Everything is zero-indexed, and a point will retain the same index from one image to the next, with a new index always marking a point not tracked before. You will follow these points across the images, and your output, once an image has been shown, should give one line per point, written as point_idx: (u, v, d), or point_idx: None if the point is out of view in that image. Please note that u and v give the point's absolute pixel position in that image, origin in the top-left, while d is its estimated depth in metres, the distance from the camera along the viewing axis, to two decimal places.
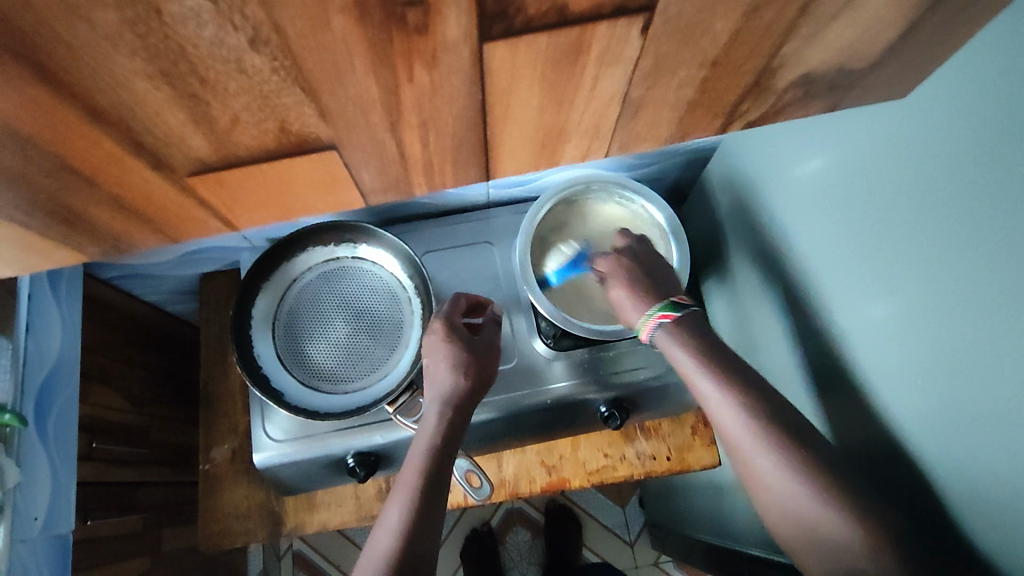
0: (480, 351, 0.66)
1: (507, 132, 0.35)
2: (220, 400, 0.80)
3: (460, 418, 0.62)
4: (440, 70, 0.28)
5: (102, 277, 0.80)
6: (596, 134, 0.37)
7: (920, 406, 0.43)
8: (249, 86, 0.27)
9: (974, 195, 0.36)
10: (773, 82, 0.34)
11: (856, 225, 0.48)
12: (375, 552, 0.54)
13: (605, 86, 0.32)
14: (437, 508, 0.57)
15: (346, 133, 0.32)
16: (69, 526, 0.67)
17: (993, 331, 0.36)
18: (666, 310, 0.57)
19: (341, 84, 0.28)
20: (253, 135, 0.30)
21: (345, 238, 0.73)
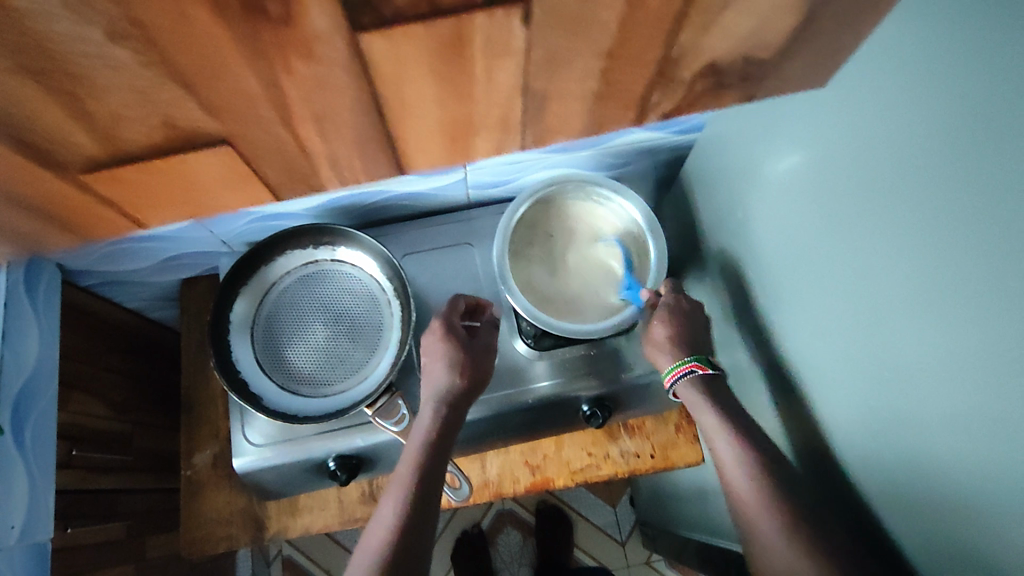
0: (477, 352, 0.67)
1: (412, 125, 0.35)
2: (202, 406, 0.80)
3: (456, 415, 0.64)
4: (323, 63, 0.29)
5: (81, 285, 0.79)
6: (505, 127, 0.38)
7: (886, 400, 0.44)
8: (122, 81, 0.28)
9: (940, 187, 0.37)
10: (676, 72, 0.35)
11: (839, 222, 0.46)
12: (370, 545, 0.55)
13: (502, 78, 0.33)
14: (432, 507, 0.58)
15: (239, 126, 0.32)
16: (48, 534, 0.66)
17: (982, 323, 0.35)
18: (698, 361, 0.62)
19: (223, 78, 0.29)
20: (141, 132, 0.31)
21: (323, 241, 0.73)
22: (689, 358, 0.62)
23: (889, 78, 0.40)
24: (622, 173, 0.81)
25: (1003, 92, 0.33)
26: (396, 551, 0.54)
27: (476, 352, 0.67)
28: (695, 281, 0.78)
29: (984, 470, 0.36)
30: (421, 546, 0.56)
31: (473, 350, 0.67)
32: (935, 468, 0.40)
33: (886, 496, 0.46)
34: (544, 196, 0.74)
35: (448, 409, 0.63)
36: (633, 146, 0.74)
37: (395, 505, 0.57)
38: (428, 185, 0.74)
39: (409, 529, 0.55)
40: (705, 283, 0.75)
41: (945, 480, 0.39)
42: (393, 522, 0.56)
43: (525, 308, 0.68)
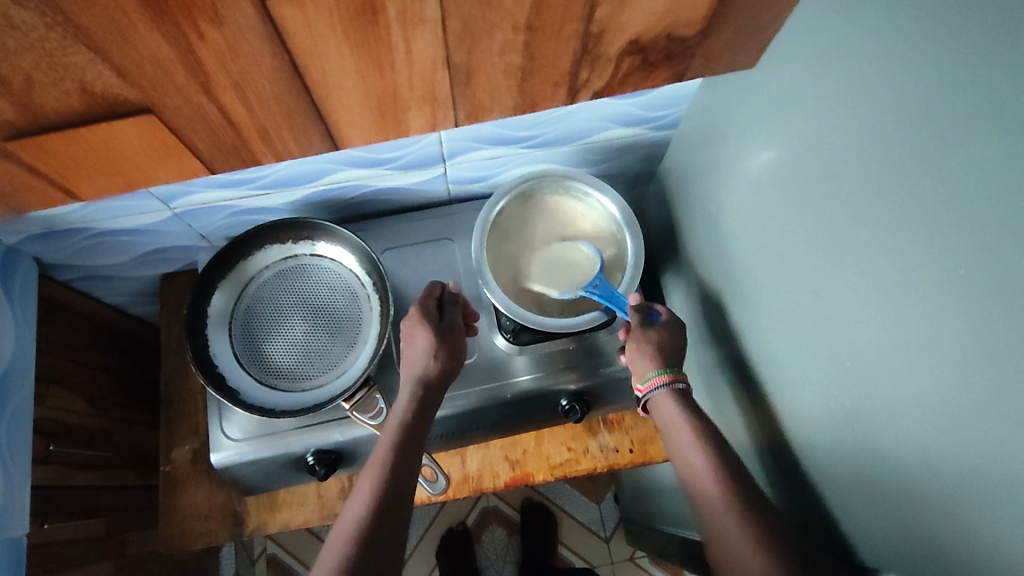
0: (455, 338, 0.67)
1: (336, 96, 0.41)
2: (181, 401, 0.80)
3: (431, 399, 0.64)
4: (230, 28, 0.33)
5: (60, 279, 0.79)
6: (432, 100, 0.45)
7: (846, 392, 0.44)
8: (29, 43, 0.32)
9: (897, 181, 0.37)
10: (601, 47, 0.43)
11: (802, 213, 0.48)
12: (346, 526, 0.56)
13: (419, 48, 0.38)
14: (406, 489, 0.58)
15: (154, 94, 0.37)
16: (24, 528, 0.66)
17: (926, 311, 0.36)
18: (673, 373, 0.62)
19: (130, 43, 0.33)
20: (56, 97, 0.36)
21: (302, 236, 0.73)
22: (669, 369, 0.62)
23: (852, 72, 0.41)
24: (602, 169, 0.82)
25: (950, 86, 0.33)
26: (370, 530, 0.54)
27: (450, 335, 0.66)
28: (672, 278, 0.78)
29: (934, 459, 0.37)
30: (395, 526, 0.56)
31: (449, 338, 0.66)
32: (892, 460, 0.41)
33: (848, 491, 0.46)
34: (523, 191, 0.74)
35: (423, 394, 0.64)
36: (612, 142, 0.75)
37: (369, 486, 0.58)
38: (407, 180, 0.74)
39: (382, 508, 0.56)
40: (682, 280, 0.75)
41: (901, 471, 0.40)
42: (367, 501, 0.57)
43: (503, 303, 0.69)
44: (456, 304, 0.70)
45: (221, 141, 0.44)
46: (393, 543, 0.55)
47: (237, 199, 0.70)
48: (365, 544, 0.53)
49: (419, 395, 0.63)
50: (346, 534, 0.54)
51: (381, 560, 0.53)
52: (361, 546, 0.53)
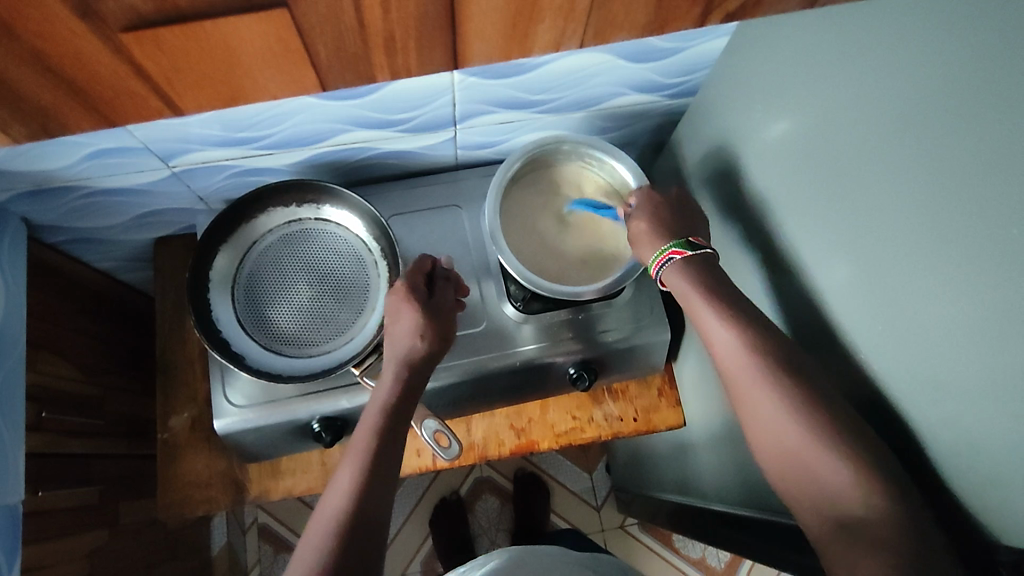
0: (441, 316, 0.65)
1: None
2: (178, 368, 0.78)
3: (415, 380, 0.62)
4: None
5: (48, 241, 0.75)
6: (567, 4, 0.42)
7: (878, 358, 0.44)
8: None
9: (941, 144, 0.37)
10: None
11: (823, 181, 0.48)
12: (327, 512, 0.54)
13: None
14: (389, 476, 0.57)
15: None
16: (19, 496, 0.64)
17: (959, 277, 0.37)
18: (679, 247, 0.59)
19: None
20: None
21: (307, 199, 0.71)
22: (673, 243, 0.59)
23: (898, 35, 0.40)
24: (612, 137, 0.81)
25: (1011, 42, 0.33)
26: (353, 519, 0.53)
27: (439, 313, 0.64)
28: None
29: (974, 420, 0.37)
30: (376, 514, 0.54)
31: (437, 316, 0.64)
32: (924, 422, 0.41)
33: None
34: (536, 157, 0.73)
35: (408, 377, 0.62)
36: (625, 108, 0.73)
37: (349, 474, 0.56)
38: (415, 143, 0.72)
39: (365, 494, 0.54)
40: None
41: (936, 432, 0.41)
42: (350, 490, 0.55)
43: (516, 269, 0.68)
44: (448, 280, 0.68)
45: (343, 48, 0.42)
46: (376, 532, 0.54)
47: (240, 159, 0.68)
48: (347, 535, 0.52)
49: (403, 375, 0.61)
50: (325, 523, 0.53)
51: (362, 552, 0.52)
52: (342, 532, 0.52)
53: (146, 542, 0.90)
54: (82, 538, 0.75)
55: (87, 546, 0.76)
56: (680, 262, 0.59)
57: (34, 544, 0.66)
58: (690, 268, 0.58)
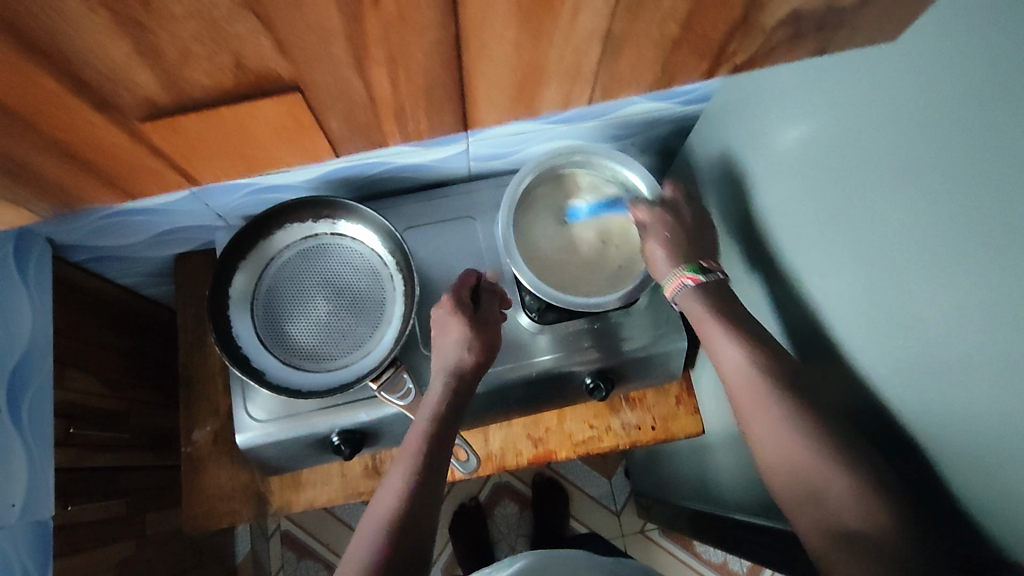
0: (489, 329, 0.66)
1: (483, 68, 0.36)
2: (200, 382, 0.79)
3: (468, 387, 0.64)
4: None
5: (73, 260, 0.77)
6: (575, 74, 0.39)
7: (897, 371, 0.44)
8: (197, 10, 0.27)
9: (958, 152, 0.36)
10: (760, 18, 0.37)
11: (838, 190, 0.47)
12: (379, 510, 0.56)
13: (587, 18, 0.33)
14: (438, 481, 0.58)
15: (306, 67, 0.32)
16: (49, 511, 0.65)
17: (970, 282, 0.36)
18: (691, 271, 0.63)
19: (300, 11, 0.28)
20: (201, 67, 0.31)
21: (323, 214, 0.71)
22: (686, 267, 0.63)
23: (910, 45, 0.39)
24: (624, 144, 0.80)
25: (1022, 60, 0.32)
26: (403, 517, 0.54)
27: (486, 326, 0.65)
28: (699, 254, 0.77)
29: (996, 435, 0.36)
30: (424, 516, 0.55)
31: (485, 327, 0.65)
32: (943, 437, 0.41)
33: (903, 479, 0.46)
34: (550, 167, 0.72)
35: (458, 383, 0.63)
36: (637, 117, 0.73)
37: (402, 475, 0.57)
38: (428, 156, 0.72)
39: (415, 496, 0.56)
40: (709, 257, 0.74)
41: (958, 447, 0.40)
42: (402, 485, 0.57)
43: (531, 282, 0.68)
44: (493, 293, 0.69)
45: (353, 117, 0.39)
46: (425, 534, 0.55)
47: (256, 177, 0.68)
48: (397, 533, 0.53)
49: (452, 384, 0.63)
50: (380, 519, 0.55)
51: (408, 552, 0.53)
52: (392, 532, 0.54)
53: (173, 552, 0.91)
54: (111, 550, 0.77)
55: (117, 557, 0.77)
56: (693, 288, 0.62)
57: (66, 557, 0.68)
58: (703, 290, 0.62)
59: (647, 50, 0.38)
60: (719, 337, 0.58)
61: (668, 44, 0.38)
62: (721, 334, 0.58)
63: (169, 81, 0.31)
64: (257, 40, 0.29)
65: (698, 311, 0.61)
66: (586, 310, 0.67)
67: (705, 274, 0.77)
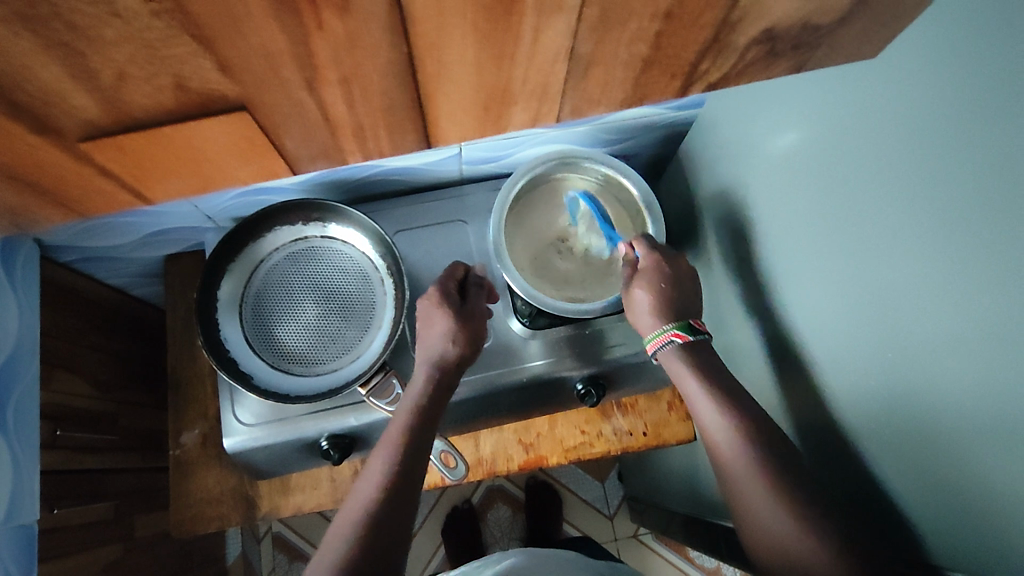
0: (475, 322, 0.65)
1: (444, 89, 0.35)
2: (189, 384, 0.78)
3: (448, 383, 0.63)
4: (353, 19, 0.27)
5: (61, 261, 0.76)
6: (540, 97, 0.37)
7: (883, 382, 0.43)
8: (128, 33, 0.25)
9: (946, 163, 0.35)
10: (731, 38, 0.34)
11: (828, 199, 0.47)
12: (356, 502, 0.55)
13: (545, 41, 0.31)
14: (416, 475, 0.57)
15: (253, 90, 0.31)
16: (34, 515, 0.65)
17: (956, 289, 0.36)
18: (681, 330, 0.60)
19: (240, 33, 0.27)
20: (145, 92, 0.29)
21: (313, 217, 0.71)
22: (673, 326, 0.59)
23: (901, 57, 0.38)
24: (618, 149, 0.80)
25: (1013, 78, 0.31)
26: (377, 513, 0.54)
27: (471, 318, 0.65)
28: (691, 260, 0.77)
29: (980, 444, 0.36)
30: (400, 509, 0.55)
31: (470, 320, 0.65)
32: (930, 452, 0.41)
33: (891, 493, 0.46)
34: (542, 171, 0.72)
35: (440, 378, 0.63)
36: (629, 122, 0.73)
37: (381, 468, 0.57)
38: (419, 160, 0.72)
39: (392, 488, 0.55)
40: (702, 263, 0.74)
41: (946, 461, 0.39)
42: (379, 481, 0.56)
43: (522, 287, 0.67)
44: (481, 288, 0.69)
45: (310, 138, 0.38)
46: (401, 525, 0.54)
47: None
48: (371, 529, 0.52)
49: (435, 379, 0.62)
50: (356, 512, 0.54)
51: (385, 544, 0.52)
52: (368, 524, 0.53)
53: (162, 555, 0.91)
54: (99, 554, 0.76)
55: (104, 561, 0.77)
56: (679, 345, 0.59)
57: (51, 561, 0.67)
58: (687, 353, 0.59)
59: (614, 79, 0.37)
60: (698, 393, 0.56)
61: (650, 71, 0.37)
62: (702, 394, 0.56)
63: (108, 102, 0.29)
64: (198, 62, 0.28)
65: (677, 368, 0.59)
66: (577, 313, 0.66)
67: (698, 279, 0.76)
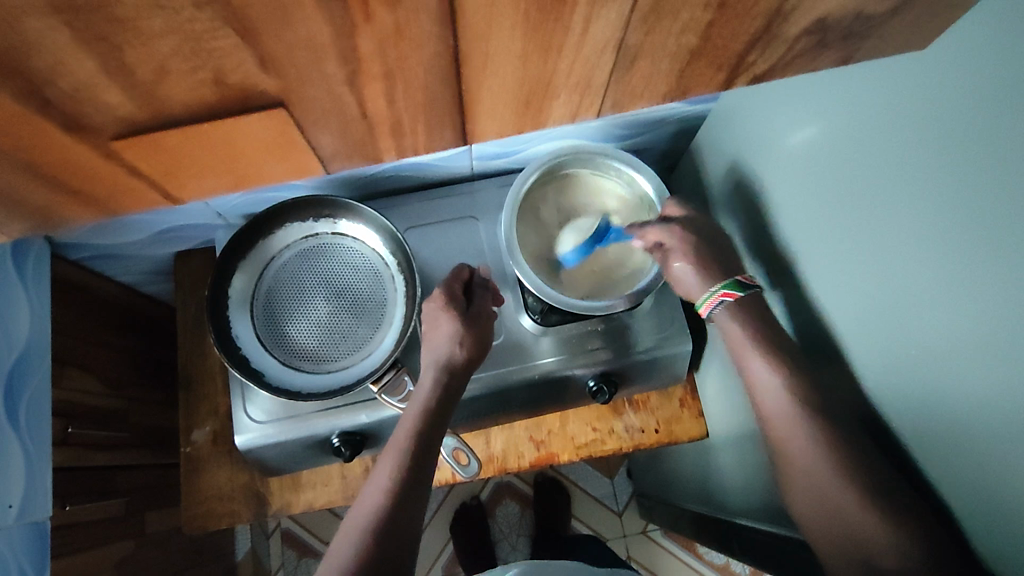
0: (482, 324, 0.65)
1: (487, 83, 0.35)
2: (200, 381, 0.78)
3: (456, 386, 0.63)
4: (403, 9, 0.27)
5: (72, 258, 0.76)
6: (588, 88, 0.37)
7: (909, 379, 0.43)
8: (175, 25, 0.25)
9: (982, 157, 0.35)
10: (787, 19, 0.34)
11: (853, 196, 0.46)
12: (364, 506, 0.55)
13: (599, 29, 0.31)
14: (424, 478, 0.57)
15: (298, 84, 0.31)
16: (47, 512, 0.65)
17: (992, 292, 0.35)
18: (730, 288, 0.58)
19: (286, 25, 0.27)
20: (185, 86, 0.29)
21: (324, 214, 0.71)
22: (721, 287, 0.58)
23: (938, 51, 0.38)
24: (629, 144, 0.79)
25: None
26: (386, 515, 0.54)
27: (479, 320, 0.64)
28: None
29: (1016, 442, 0.35)
30: (408, 514, 0.55)
31: (477, 323, 0.64)
32: (957, 452, 0.40)
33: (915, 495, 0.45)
34: (554, 167, 0.71)
35: (448, 380, 0.62)
36: (642, 117, 0.72)
37: (389, 471, 0.57)
38: (430, 156, 0.71)
39: (399, 493, 0.55)
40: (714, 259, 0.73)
41: (974, 463, 0.39)
42: (386, 484, 0.56)
43: (534, 283, 0.67)
44: (486, 289, 0.68)
45: (352, 135, 0.37)
46: (409, 531, 0.54)
47: None
48: (381, 531, 0.53)
49: (444, 380, 0.62)
50: (365, 515, 0.54)
51: (392, 550, 0.52)
52: (376, 529, 0.53)
53: (172, 551, 0.91)
54: (110, 550, 0.76)
55: (116, 558, 0.77)
56: (731, 305, 0.58)
57: (64, 558, 0.68)
58: (741, 311, 0.58)
59: (660, 65, 0.36)
60: (751, 356, 0.56)
61: (688, 60, 0.36)
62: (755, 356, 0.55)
63: (145, 99, 0.29)
64: (241, 56, 0.28)
65: (729, 329, 0.58)
66: (592, 311, 0.65)
67: None
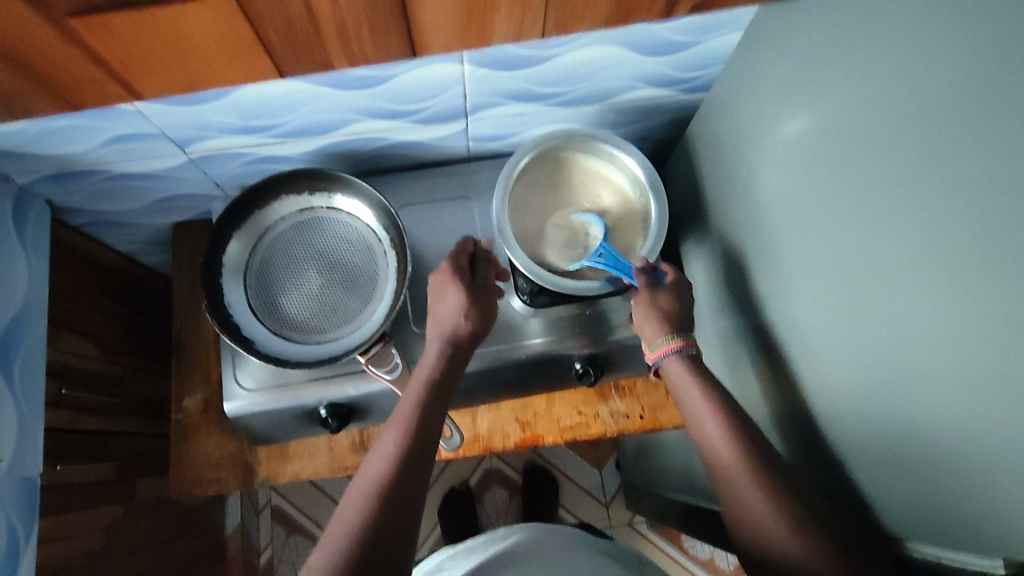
0: (486, 298, 0.65)
1: None
2: (193, 350, 0.79)
3: (459, 360, 0.64)
4: None
5: (72, 224, 0.77)
6: None
7: (876, 360, 0.43)
8: None
9: (947, 132, 0.35)
10: None
11: (831, 178, 0.47)
12: (369, 474, 0.56)
13: None
14: (428, 449, 0.58)
15: None
16: (37, 469, 0.66)
17: (953, 266, 0.36)
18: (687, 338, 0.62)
19: None
20: None
21: (318, 187, 0.71)
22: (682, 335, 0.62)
23: (910, 31, 0.38)
24: (624, 131, 0.80)
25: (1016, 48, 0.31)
26: (390, 482, 0.54)
27: (482, 295, 0.65)
28: (694, 244, 0.77)
29: (968, 414, 0.36)
30: (414, 482, 0.55)
31: (482, 297, 0.65)
32: (915, 428, 0.41)
33: (881, 474, 0.46)
34: (548, 150, 0.72)
35: (454, 354, 0.63)
36: (639, 103, 0.72)
37: (394, 440, 0.57)
38: (427, 134, 0.72)
39: (405, 460, 0.56)
40: (704, 246, 0.74)
41: (932, 436, 0.39)
42: (390, 454, 0.57)
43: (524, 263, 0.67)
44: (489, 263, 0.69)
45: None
46: (414, 500, 0.55)
47: (253, 147, 0.68)
48: (387, 496, 0.53)
49: (449, 353, 0.63)
50: (370, 483, 0.55)
51: (401, 516, 0.53)
52: (381, 496, 0.53)
53: (161, 519, 0.92)
54: (99, 512, 0.77)
55: (104, 520, 0.78)
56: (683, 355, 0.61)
57: (53, 516, 0.69)
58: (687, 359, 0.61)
59: None
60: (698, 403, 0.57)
61: None
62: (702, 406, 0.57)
63: None
64: None
65: (679, 379, 0.60)
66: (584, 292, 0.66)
67: (699, 264, 0.76)
